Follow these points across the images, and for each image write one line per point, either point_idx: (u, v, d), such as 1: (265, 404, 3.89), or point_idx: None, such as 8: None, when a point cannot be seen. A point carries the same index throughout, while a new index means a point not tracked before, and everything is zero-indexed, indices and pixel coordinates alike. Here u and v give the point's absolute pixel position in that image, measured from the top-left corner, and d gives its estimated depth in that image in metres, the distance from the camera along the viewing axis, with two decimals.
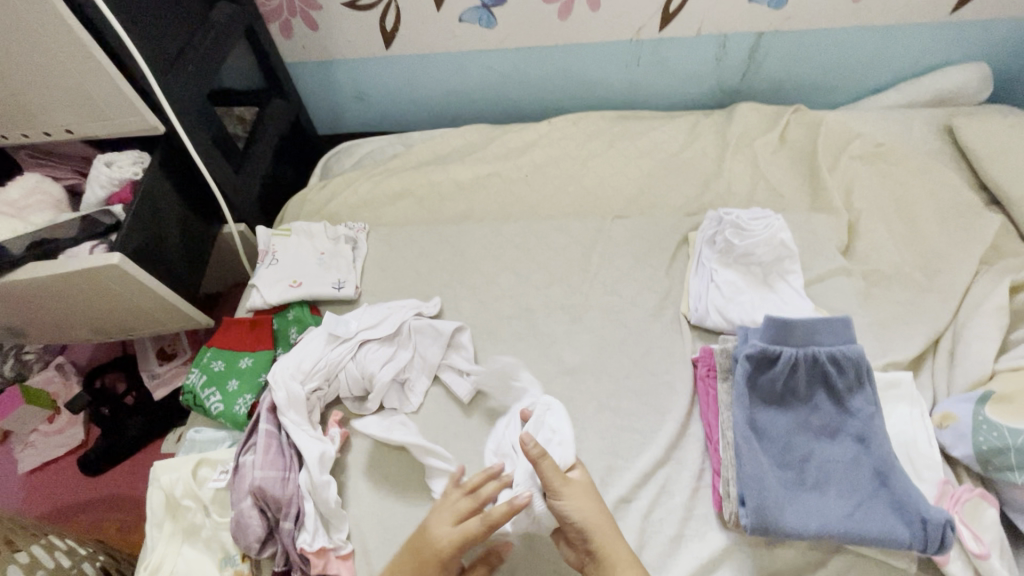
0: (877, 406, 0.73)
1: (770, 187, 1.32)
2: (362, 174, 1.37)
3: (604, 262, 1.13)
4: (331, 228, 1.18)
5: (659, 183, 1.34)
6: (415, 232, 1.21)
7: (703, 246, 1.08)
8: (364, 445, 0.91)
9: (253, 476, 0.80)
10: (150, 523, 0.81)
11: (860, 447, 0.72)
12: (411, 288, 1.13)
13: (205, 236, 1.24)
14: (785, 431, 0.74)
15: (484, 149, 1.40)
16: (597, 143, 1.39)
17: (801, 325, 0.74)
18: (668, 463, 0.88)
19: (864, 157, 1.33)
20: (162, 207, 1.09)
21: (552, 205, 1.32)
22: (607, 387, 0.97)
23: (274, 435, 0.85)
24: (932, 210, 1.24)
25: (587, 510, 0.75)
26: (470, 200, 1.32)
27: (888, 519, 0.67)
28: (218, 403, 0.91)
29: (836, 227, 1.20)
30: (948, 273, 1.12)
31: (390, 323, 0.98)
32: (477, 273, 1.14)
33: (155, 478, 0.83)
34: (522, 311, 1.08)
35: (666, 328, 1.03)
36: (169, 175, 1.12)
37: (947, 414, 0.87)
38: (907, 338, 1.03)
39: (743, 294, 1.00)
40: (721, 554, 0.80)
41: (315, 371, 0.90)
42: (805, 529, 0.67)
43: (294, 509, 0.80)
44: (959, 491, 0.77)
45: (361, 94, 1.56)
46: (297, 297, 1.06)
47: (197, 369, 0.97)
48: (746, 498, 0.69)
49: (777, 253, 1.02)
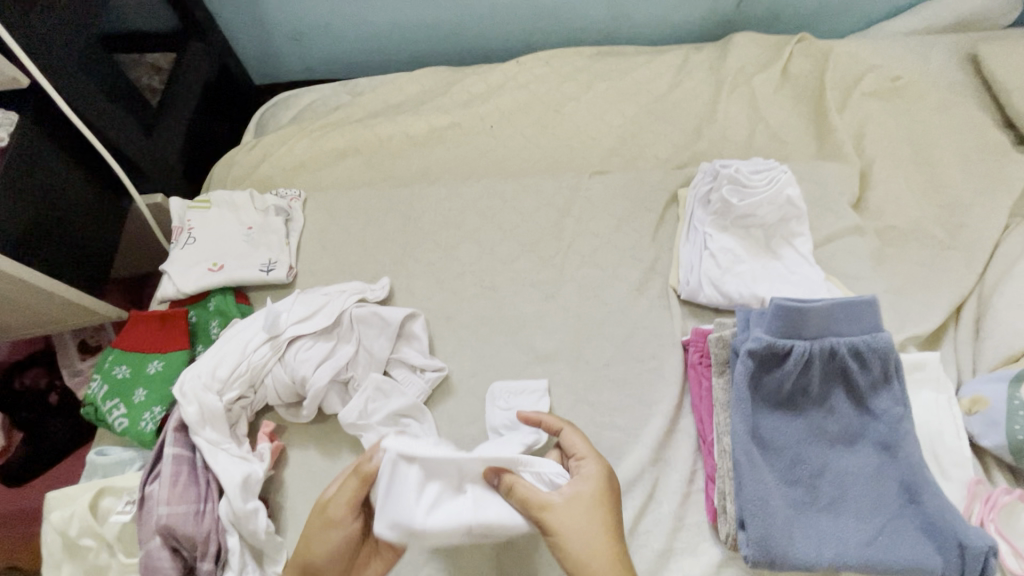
0: (907, 408, 0.61)
1: (772, 131, 1.14)
2: (298, 131, 1.16)
3: (581, 229, 0.97)
4: (259, 197, 1.00)
5: (644, 131, 1.16)
6: (360, 199, 1.03)
7: (696, 206, 0.93)
8: (303, 458, 0.78)
9: (158, 514, 0.67)
10: (46, 567, 0.69)
11: (884, 457, 0.60)
12: (357, 266, 0.96)
13: (112, 212, 1.06)
14: (795, 439, 0.62)
15: (441, 96, 1.19)
16: (572, 85, 1.19)
17: (816, 312, 0.61)
18: (655, 466, 0.76)
19: (879, 93, 1.15)
20: (48, 181, 0.92)
21: (522, 160, 1.14)
22: (585, 377, 0.84)
23: (185, 460, 0.71)
24: (956, 153, 1.08)
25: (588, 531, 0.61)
26: (425, 158, 1.14)
27: (917, 545, 0.57)
28: (123, 418, 0.77)
29: (847, 177, 1.04)
30: (974, 228, 0.98)
31: (328, 313, 0.82)
32: (433, 246, 0.97)
33: (47, 515, 0.69)
34: (487, 290, 0.93)
35: (652, 306, 0.89)
36: (53, 141, 0.93)
37: (977, 397, 0.75)
38: (928, 306, 0.90)
39: (742, 263, 0.85)
40: (717, 570, 0.69)
41: (234, 377, 0.76)
42: (818, 560, 0.57)
43: (214, 547, 0.68)
44: (994, 495, 0.67)
45: (298, 33, 1.31)
46: (218, 283, 0.90)
47: (98, 377, 0.82)
48: (749, 526, 0.58)
49: (783, 213, 0.86)
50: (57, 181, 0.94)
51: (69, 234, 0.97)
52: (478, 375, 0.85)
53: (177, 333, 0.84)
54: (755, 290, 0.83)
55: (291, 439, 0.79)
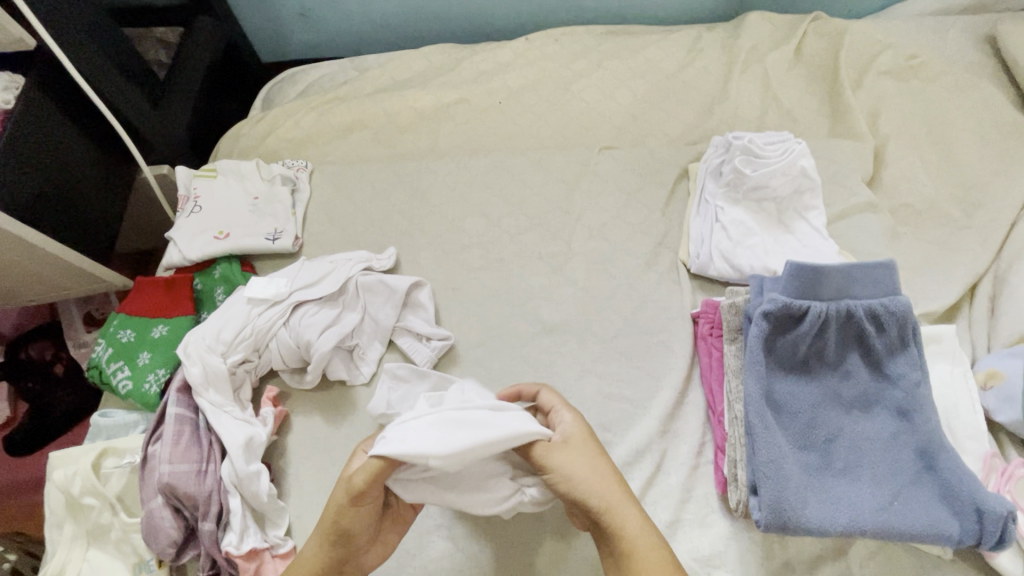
0: (923, 374, 0.63)
1: (786, 109, 1.11)
2: (305, 104, 1.15)
3: (589, 203, 0.96)
4: (266, 167, 0.99)
5: (654, 108, 1.14)
6: (366, 171, 1.02)
7: (707, 179, 0.92)
8: (306, 425, 0.77)
9: (160, 471, 0.66)
10: (48, 525, 0.68)
11: (900, 422, 0.62)
12: (362, 237, 0.95)
13: (119, 182, 1.06)
14: (811, 404, 0.64)
15: (449, 72, 1.18)
16: (582, 62, 1.17)
17: (834, 275, 0.64)
18: (663, 437, 0.75)
19: (895, 72, 1.13)
20: (55, 147, 0.91)
21: (529, 137, 1.12)
22: (593, 349, 0.82)
23: (188, 420, 0.71)
24: (973, 132, 1.05)
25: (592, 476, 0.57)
26: (432, 133, 1.12)
27: (933, 509, 0.58)
28: (126, 380, 0.77)
29: (861, 154, 1.02)
30: (990, 207, 0.96)
31: (334, 279, 0.82)
32: (439, 218, 0.96)
33: (50, 474, 0.69)
34: (493, 262, 0.91)
35: (662, 279, 0.88)
36: (62, 106, 0.93)
37: (992, 372, 0.73)
38: (943, 284, 0.89)
39: (754, 236, 0.84)
40: (726, 542, 0.68)
41: (239, 340, 0.75)
42: (833, 523, 0.58)
43: (215, 508, 0.67)
44: (1011, 467, 0.65)
45: (306, 9, 1.29)
46: (223, 251, 0.89)
47: (103, 340, 0.81)
48: (763, 489, 0.59)
49: (797, 186, 0.85)
50: (64, 147, 0.93)
51: (76, 202, 0.96)
52: (484, 346, 0.84)
53: (182, 297, 0.84)
54: (766, 263, 0.81)
55: (295, 405, 0.79)
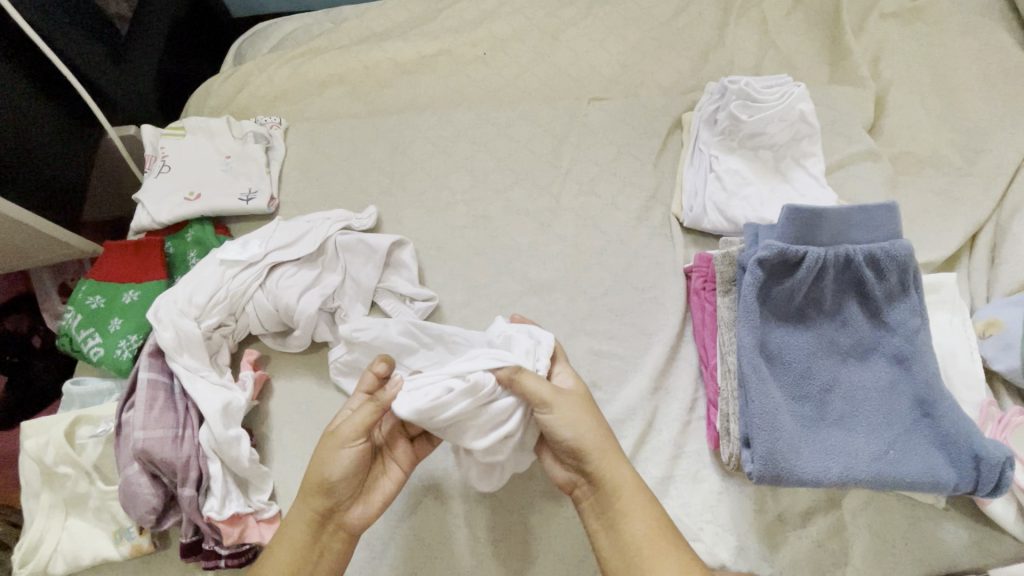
0: (921, 320, 0.62)
1: (784, 56, 1.05)
2: (277, 58, 1.08)
3: (578, 157, 0.91)
4: (237, 125, 0.94)
5: (648, 56, 1.07)
6: (343, 128, 0.97)
7: (702, 128, 0.88)
8: (287, 389, 0.75)
9: (134, 437, 0.65)
10: (25, 495, 0.67)
11: (898, 370, 0.61)
12: (341, 197, 0.91)
13: (87, 144, 1.00)
14: (807, 353, 0.62)
15: (429, 23, 1.11)
16: (570, 10, 1.10)
17: (834, 218, 0.62)
18: (655, 395, 0.73)
19: (899, 13, 1.07)
20: (13, 107, 0.86)
21: (515, 90, 1.06)
22: (583, 307, 0.80)
23: (161, 386, 0.69)
24: (979, 75, 1.00)
25: (577, 428, 0.59)
26: (412, 87, 1.06)
27: (929, 456, 0.58)
28: (98, 347, 0.74)
29: (861, 101, 0.97)
30: (994, 153, 0.92)
31: (311, 240, 0.78)
32: (421, 176, 0.92)
33: (22, 444, 0.67)
34: (478, 219, 0.88)
35: (654, 234, 0.85)
36: (16, 65, 0.86)
37: (992, 320, 0.71)
38: (943, 233, 0.86)
39: (749, 186, 0.80)
40: (718, 497, 0.67)
41: (214, 304, 0.72)
42: (826, 474, 0.57)
43: (193, 473, 0.65)
44: (1009, 415, 0.65)
45: None
46: (194, 212, 0.85)
47: (72, 308, 0.78)
48: (753, 443, 0.58)
49: (795, 132, 0.81)
50: (21, 110, 0.87)
51: (41, 167, 0.91)
52: (470, 306, 0.81)
53: (153, 261, 0.81)
54: (762, 214, 0.78)
55: (275, 369, 0.77)
